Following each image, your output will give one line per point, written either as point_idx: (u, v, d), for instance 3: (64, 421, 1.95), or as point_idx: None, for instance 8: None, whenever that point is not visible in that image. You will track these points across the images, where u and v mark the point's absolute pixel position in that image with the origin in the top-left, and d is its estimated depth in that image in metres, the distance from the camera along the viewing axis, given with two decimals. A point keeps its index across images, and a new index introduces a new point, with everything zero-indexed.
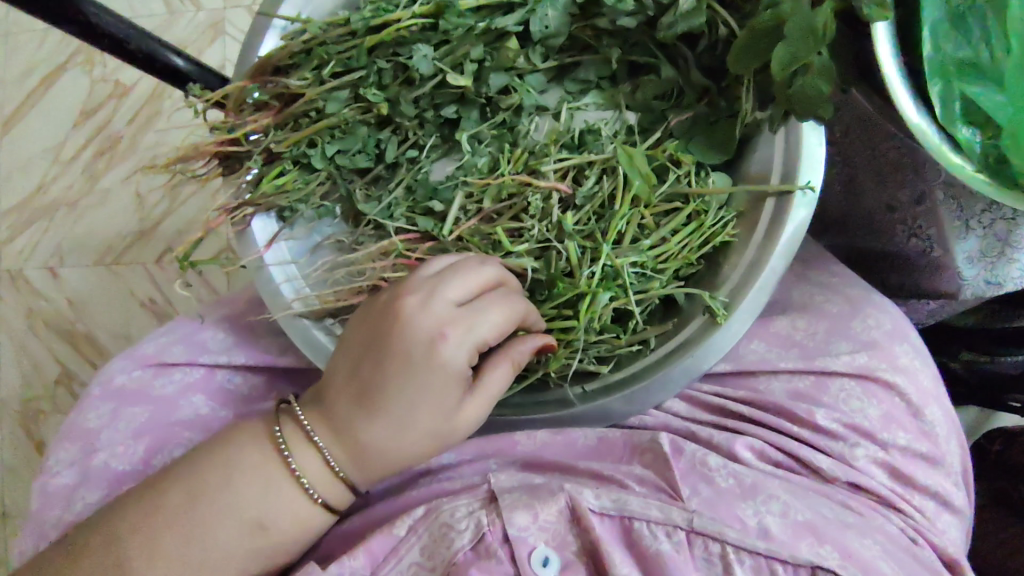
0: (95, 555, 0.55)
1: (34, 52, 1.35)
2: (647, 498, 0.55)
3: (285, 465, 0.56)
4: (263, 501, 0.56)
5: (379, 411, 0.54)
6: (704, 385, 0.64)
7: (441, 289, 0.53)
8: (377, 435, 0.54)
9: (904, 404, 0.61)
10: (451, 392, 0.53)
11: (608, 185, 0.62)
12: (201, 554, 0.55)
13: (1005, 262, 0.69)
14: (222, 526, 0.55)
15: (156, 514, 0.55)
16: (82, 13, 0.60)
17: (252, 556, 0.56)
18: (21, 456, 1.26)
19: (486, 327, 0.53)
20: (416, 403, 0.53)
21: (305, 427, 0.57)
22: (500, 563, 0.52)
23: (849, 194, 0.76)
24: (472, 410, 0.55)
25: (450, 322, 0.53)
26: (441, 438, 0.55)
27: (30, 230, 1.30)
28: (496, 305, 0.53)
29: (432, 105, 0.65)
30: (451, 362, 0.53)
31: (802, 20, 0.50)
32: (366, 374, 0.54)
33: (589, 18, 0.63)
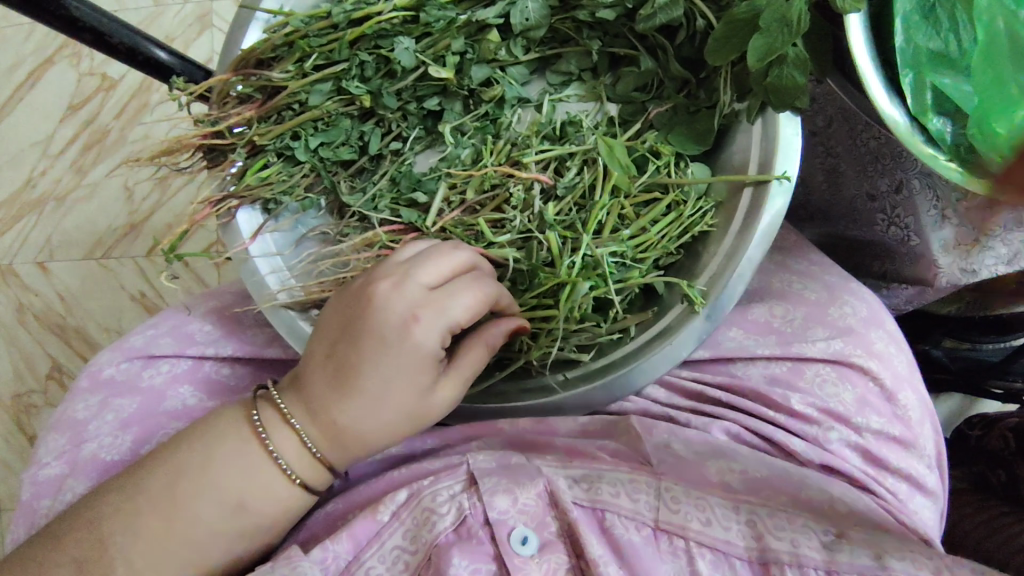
0: (75, 542, 0.55)
1: (20, 46, 1.34)
2: (618, 477, 0.57)
3: (263, 448, 0.57)
4: (242, 481, 0.57)
5: (353, 393, 0.55)
6: (683, 371, 0.66)
7: (413, 273, 0.54)
8: (352, 418, 0.55)
9: (879, 389, 0.63)
10: (424, 375, 0.54)
11: (589, 176, 0.62)
12: (183, 537, 0.56)
13: (980, 249, 0.70)
14: (203, 509, 0.56)
15: (138, 499, 0.56)
16: (63, 7, 0.60)
17: (232, 535, 0.57)
18: (13, 449, 1.26)
19: (458, 310, 0.54)
20: (391, 384, 0.54)
21: (282, 411, 0.57)
22: (480, 543, 0.55)
23: (831, 184, 0.77)
24: (445, 392, 0.56)
25: (421, 305, 0.54)
26: (415, 420, 0.56)
27: (18, 225, 1.29)
28: (468, 287, 0.54)
29: (415, 97, 0.66)
30: (422, 344, 0.54)
31: (778, 8, 0.50)
32: (342, 356, 0.55)
33: (568, 10, 0.64)
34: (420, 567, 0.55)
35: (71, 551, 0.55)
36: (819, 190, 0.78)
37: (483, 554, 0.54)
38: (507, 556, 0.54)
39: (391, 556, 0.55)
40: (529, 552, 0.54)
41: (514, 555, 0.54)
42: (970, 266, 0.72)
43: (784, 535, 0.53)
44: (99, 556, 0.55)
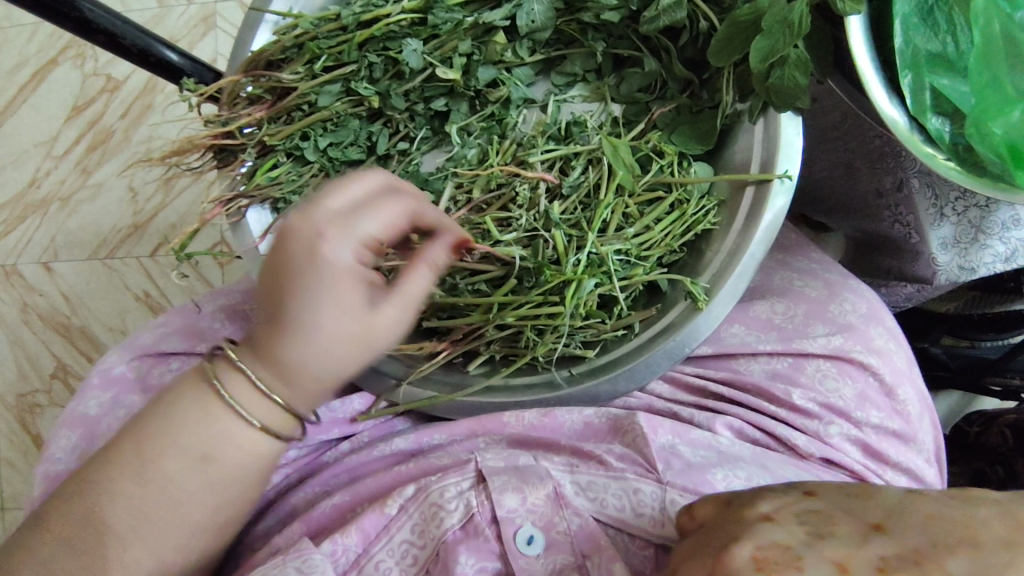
0: (57, 538, 0.49)
1: (24, 47, 1.35)
2: (624, 486, 0.58)
3: (224, 408, 0.48)
4: (202, 430, 0.48)
5: (285, 337, 0.45)
6: (685, 367, 0.67)
7: (317, 195, 0.46)
8: (298, 361, 0.46)
9: (878, 384, 0.64)
10: (355, 298, 0.45)
11: (594, 175, 0.64)
12: (168, 507, 0.49)
13: (977, 247, 0.71)
14: (176, 476, 0.48)
15: (106, 478, 0.49)
16: (77, 9, 0.59)
17: (211, 487, 0.49)
18: (18, 449, 1.27)
19: (370, 223, 0.46)
20: (320, 317, 0.45)
21: (216, 377, 0.48)
22: (487, 541, 0.56)
23: (847, 177, 0.76)
24: (391, 318, 0.46)
25: (324, 223, 0.45)
26: (368, 350, 0.47)
27: (23, 225, 1.30)
28: (380, 201, 0.47)
29: (422, 98, 0.67)
30: (334, 264, 0.45)
31: (779, 11, 0.52)
32: (264, 295, 0.46)
33: (574, 12, 0.65)
34: (428, 562, 0.56)
35: (55, 546, 0.49)
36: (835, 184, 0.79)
37: (488, 552, 0.56)
38: (512, 555, 0.55)
39: (400, 550, 0.57)
40: (535, 552, 0.56)
41: (519, 555, 0.55)
42: (970, 264, 0.72)
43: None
44: (84, 548, 0.49)
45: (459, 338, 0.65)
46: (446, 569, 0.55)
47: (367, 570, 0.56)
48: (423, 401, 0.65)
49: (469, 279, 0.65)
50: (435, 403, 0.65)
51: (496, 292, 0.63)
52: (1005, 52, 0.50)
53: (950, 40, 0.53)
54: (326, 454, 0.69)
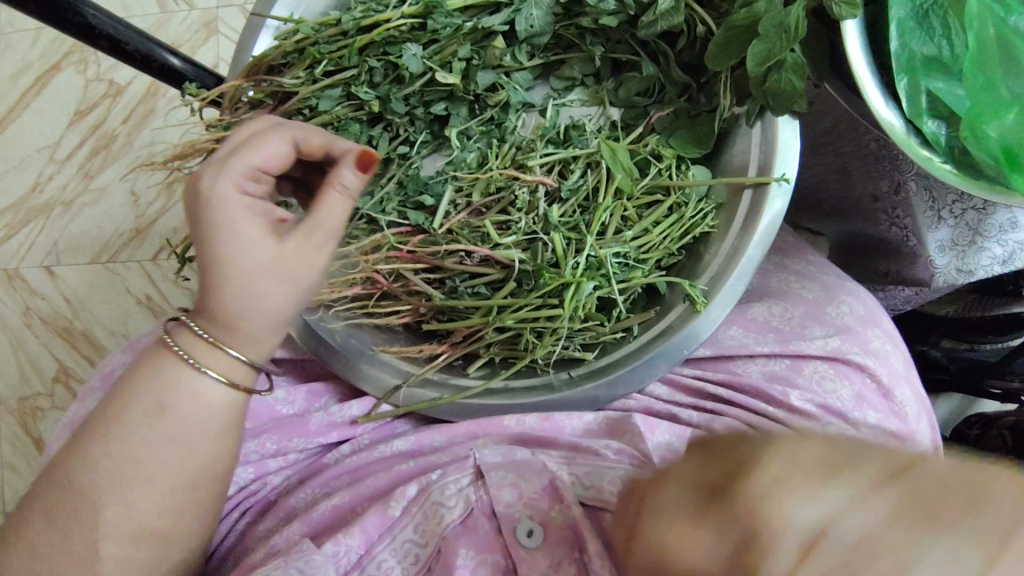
0: (39, 516, 0.51)
1: (27, 52, 1.36)
2: (621, 475, 0.58)
3: (181, 363, 0.51)
4: (159, 383, 0.51)
5: (208, 279, 0.49)
6: (684, 369, 0.68)
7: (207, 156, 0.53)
8: (229, 299, 0.49)
9: (875, 386, 0.64)
10: (247, 223, 0.49)
11: (593, 179, 0.64)
12: (137, 464, 0.50)
13: (976, 250, 0.71)
14: (139, 432, 0.50)
15: (78, 448, 0.51)
16: (80, 14, 0.59)
17: (169, 441, 0.51)
18: (20, 453, 1.27)
19: (251, 156, 0.52)
20: (227, 244, 0.48)
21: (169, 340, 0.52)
22: (486, 533, 0.57)
23: (844, 180, 0.78)
24: (295, 236, 0.49)
25: (208, 167, 0.51)
26: (287, 272, 0.49)
27: (26, 229, 1.31)
28: (259, 140, 0.52)
29: (422, 102, 0.67)
30: (218, 198, 0.49)
31: (776, 16, 0.52)
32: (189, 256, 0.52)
33: (572, 17, 0.66)
34: (430, 561, 0.57)
35: (38, 522, 0.50)
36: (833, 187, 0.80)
37: (490, 545, 0.57)
38: (512, 548, 0.56)
39: (403, 549, 0.57)
40: (535, 545, 0.56)
41: (519, 547, 0.56)
42: (967, 267, 0.73)
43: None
44: (63, 517, 0.50)
45: (458, 341, 0.66)
46: (447, 565, 0.55)
47: (369, 569, 0.56)
48: (425, 402, 0.65)
49: (469, 282, 0.65)
50: (436, 406, 0.65)
51: (495, 295, 0.64)
52: (1002, 57, 0.50)
53: (947, 44, 0.53)
54: (326, 457, 0.68)
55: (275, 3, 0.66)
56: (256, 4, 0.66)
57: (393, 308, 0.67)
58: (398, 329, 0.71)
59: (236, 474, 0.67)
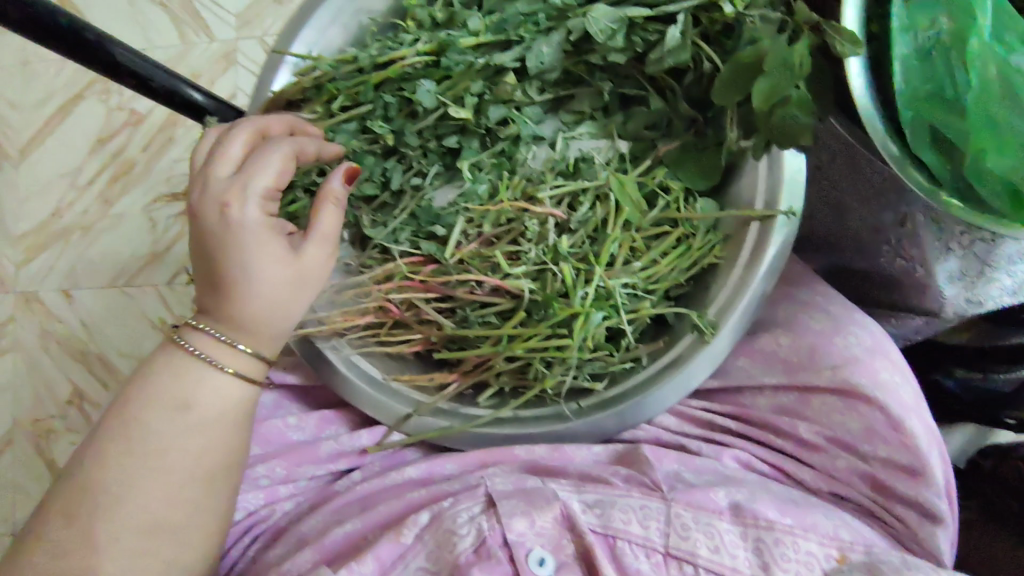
0: (60, 513, 0.54)
1: (51, 82, 1.40)
2: (630, 503, 0.59)
3: (200, 363, 0.57)
4: (179, 381, 0.57)
5: (234, 292, 0.56)
6: (693, 402, 0.70)
7: (210, 172, 0.57)
8: (248, 305, 0.56)
9: (887, 419, 0.62)
10: (271, 242, 0.56)
11: (602, 211, 0.65)
12: (158, 456, 0.55)
13: (985, 281, 0.72)
14: (159, 426, 0.55)
15: (97, 448, 0.55)
16: (108, 53, 0.61)
17: (190, 434, 0.56)
18: (32, 475, 1.29)
19: (265, 177, 0.57)
20: (247, 258, 0.55)
21: (184, 343, 0.57)
22: (500, 563, 0.56)
23: (838, 215, 0.78)
24: (313, 249, 0.57)
25: (227, 190, 0.56)
26: (303, 282, 0.57)
27: (46, 253, 1.34)
28: (266, 158, 0.58)
29: (435, 135, 0.69)
30: (244, 221, 0.55)
31: (780, 55, 0.54)
32: (203, 267, 0.57)
33: (582, 54, 0.67)
34: None
35: (61, 518, 0.53)
36: (826, 221, 0.80)
37: (502, 572, 0.56)
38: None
39: None
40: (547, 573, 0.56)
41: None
42: (976, 296, 0.75)
43: (790, 565, 0.55)
44: (87, 509, 0.53)
45: (469, 370, 0.68)
46: None
47: None
48: (435, 431, 0.66)
49: (479, 311, 0.66)
50: (447, 435, 0.66)
51: (505, 324, 0.65)
52: (1012, 90, 0.51)
53: (962, 73, 0.53)
54: (337, 483, 0.69)
55: (294, 41, 0.69)
56: (276, 42, 0.70)
57: (405, 336, 0.69)
58: (409, 357, 0.71)
59: (247, 499, 0.67)
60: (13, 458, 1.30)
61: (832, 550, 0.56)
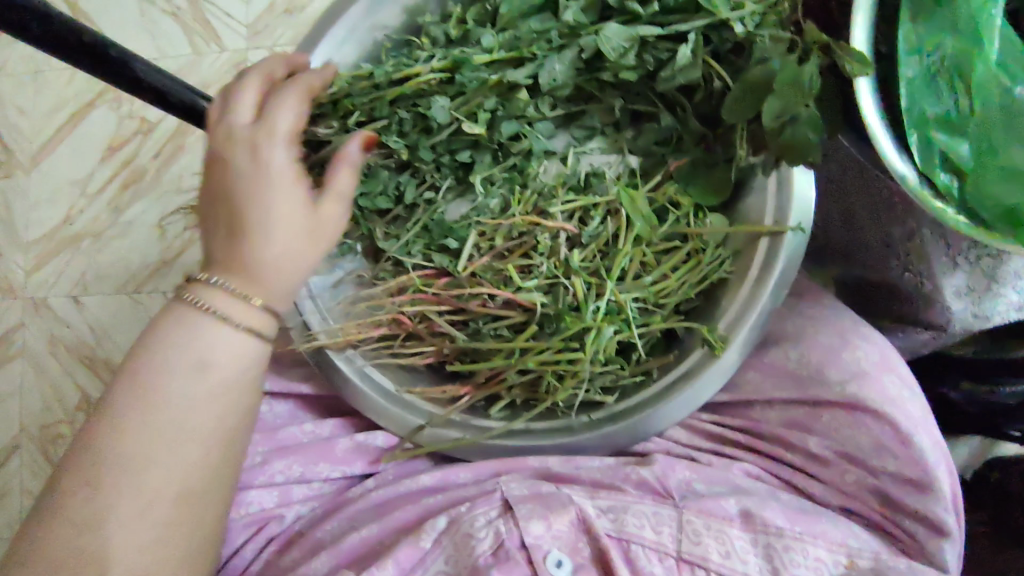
0: (81, 486, 0.52)
1: (63, 89, 1.41)
2: (642, 509, 0.60)
3: (214, 322, 0.56)
4: (196, 342, 0.56)
5: (252, 234, 0.56)
6: (703, 415, 0.70)
7: (231, 119, 0.59)
8: (261, 251, 0.56)
9: (895, 434, 0.62)
10: (294, 187, 0.57)
11: (612, 226, 0.66)
12: (177, 423, 0.54)
13: (992, 297, 0.72)
14: (180, 389, 0.55)
15: (111, 419, 0.54)
16: (130, 69, 0.62)
17: (212, 395, 0.56)
18: (40, 480, 1.30)
19: (288, 123, 0.59)
20: (265, 200, 0.56)
21: (195, 302, 0.56)
22: (517, 565, 0.57)
23: (849, 228, 0.80)
24: (331, 202, 0.59)
25: (253, 133, 0.58)
26: (320, 233, 0.58)
27: (57, 260, 1.36)
28: (287, 107, 0.60)
29: (448, 150, 0.69)
30: (272, 162, 0.57)
31: (789, 74, 0.54)
32: (221, 214, 0.57)
33: (594, 71, 0.67)
34: None
35: (83, 490, 0.52)
36: (838, 231, 0.82)
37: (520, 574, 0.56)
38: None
39: None
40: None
41: None
42: (983, 313, 0.74)
43: (800, 571, 0.56)
44: (110, 480, 0.52)
45: (481, 383, 0.68)
46: None
47: None
48: (448, 443, 0.67)
49: (492, 324, 0.67)
50: (458, 446, 0.67)
51: (517, 337, 0.65)
52: (1005, 121, 0.52)
53: (964, 99, 0.54)
54: (351, 490, 0.70)
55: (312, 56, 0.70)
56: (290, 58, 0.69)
57: (416, 349, 0.69)
58: (420, 369, 0.72)
59: (261, 496, 0.69)
60: (21, 463, 1.31)
61: (840, 556, 0.58)
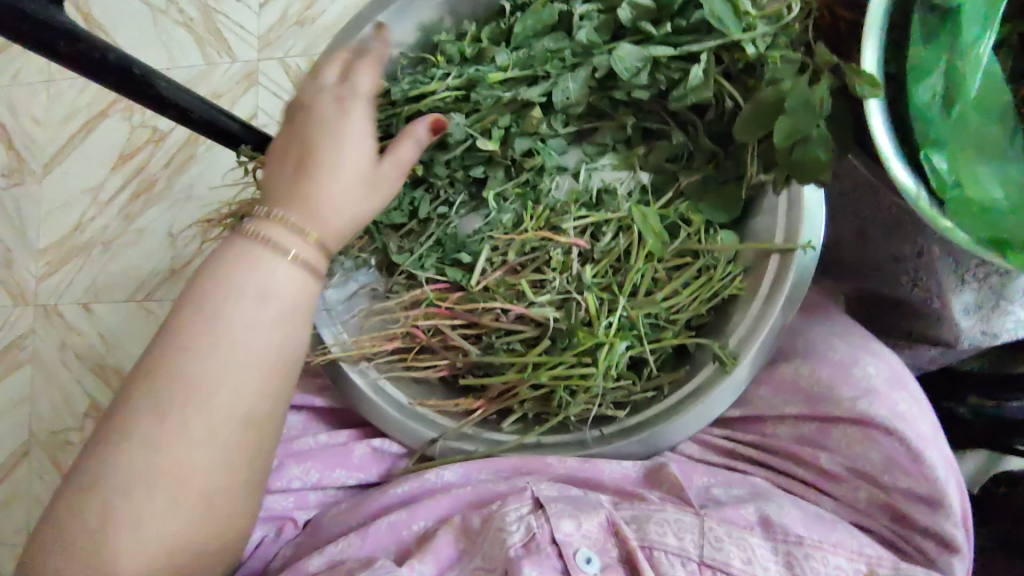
0: (144, 407, 0.51)
1: (75, 99, 1.43)
2: (665, 516, 0.59)
3: (265, 250, 0.55)
4: (257, 272, 0.54)
5: (323, 175, 0.56)
6: (715, 430, 0.70)
7: (319, 77, 0.61)
8: (331, 191, 0.56)
9: (906, 450, 0.63)
10: (367, 141, 0.59)
11: (624, 241, 0.67)
12: (239, 350, 0.53)
13: (1000, 313, 0.73)
14: (242, 316, 0.53)
15: (176, 341, 0.53)
16: (155, 87, 0.63)
17: (274, 326, 0.54)
18: (49, 485, 1.31)
19: (369, 84, 0.61)
20: (345, 144, 0.57)
21: (257, 232, 0.55)
22: (548, 558, 0.57)
23: (860, 244, 0.80)
24: (396, 163, 0.60)
25: (336, 89, 0.60)
26: (380, 188, 0.59)
27: (68, 267, 1.37)
28: (368, 66, 0.61)
29: (463, 166, 0.70)
30: (354, 114, 0.59)
31: (802, 94, 0.55)
32: (293, 153, 0.57)
33: (606, 90, 0.69)
34: None
35: (145, 409, 0.51)
36: (850, 249, 0.82)
37: (553, 568, 0.56)
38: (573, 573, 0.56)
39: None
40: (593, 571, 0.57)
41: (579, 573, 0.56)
42: (992, 330, 0.74)
43: None
44: (172, 403, 0.51)
45: (493, 396, 0.69)
46: None
47: None
48: (462, 457, 0.68)
49: (505, 338, 0.68)
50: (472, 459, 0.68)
51: (531, 351, 0.67)
52: (989, 155, 0.53)
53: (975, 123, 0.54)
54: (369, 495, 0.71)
55: None
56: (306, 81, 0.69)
57: (431, 362, 0.70)
58: (434, 382, 0.73)
59: (278, 500, 0.69)
60: (31, 469, 1.32)
61: (859, 565, 0.58)
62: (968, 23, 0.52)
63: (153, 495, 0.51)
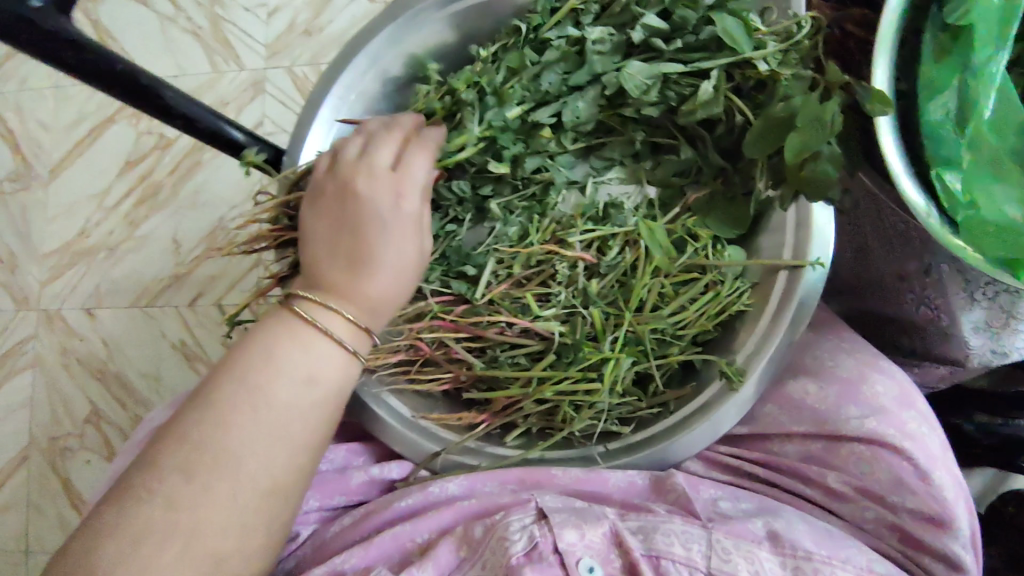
0: (174, 471, 0.53)
1: (82, 105, 1.43)
2: (672, 527, 0.58)
3: (318, 334, 0.57)
4: (305, 358, 0.57)
5: (370, 269, 0.59)
6: (721, 447, 0.69)
7: (373, 156, 0.61)
8: (381, 286, 0.59)
9: (914, 470, 0.63)
10: (416, 234, 0.61)
11: (631, 255, 0.67)
12: (279, 425, 0.55)
13: (1008, 332, 0.73)
14: (286, 397, 0.55)
15: (215, 410, 0.54)
16: (160, 97, 0.62)
17: (314, 408, 0.57)
18: (48, 490, 1.30)
19: (422, 172, 0.62)
20: (395, 247, 0.59)
21: (305, 317, 0.57)
22: (550, 566, 0.56)
23: (861, 261, 0.80)
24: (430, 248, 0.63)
25: (391, 176, 0.61)
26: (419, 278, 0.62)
27: (72, 272, 1.37)
28: (421, 152, 0.63)
29: (472, 184, 0.70)
30: (407, 207, 0.61)
31: (813, 111, 0.55)
32: (346, 240, 0.59)
33: (616, 106, 0.69)
34: None
35: (173, 471, 0.52)
36: (850, 265, 0.81)
37: None
38: None
39: None
40: None
41: None
42: (1002, 349, 0.76)
43: None
44: (206, 472, 0.53)
45: (496, 410, 0.69)
46: None
47: None
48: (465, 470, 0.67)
49: (510, 351, 0.68)
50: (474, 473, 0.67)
51: (535, 365, 0.66)
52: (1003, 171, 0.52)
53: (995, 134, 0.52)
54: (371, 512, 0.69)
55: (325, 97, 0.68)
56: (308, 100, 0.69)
57: (435, 375, 0.70)
58: (437, 396, 0.73)
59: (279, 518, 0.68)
60: (30, 474, 1.31)
61: None
62: (977, 47, 0.52)
63: (163, 547, 0.51)
